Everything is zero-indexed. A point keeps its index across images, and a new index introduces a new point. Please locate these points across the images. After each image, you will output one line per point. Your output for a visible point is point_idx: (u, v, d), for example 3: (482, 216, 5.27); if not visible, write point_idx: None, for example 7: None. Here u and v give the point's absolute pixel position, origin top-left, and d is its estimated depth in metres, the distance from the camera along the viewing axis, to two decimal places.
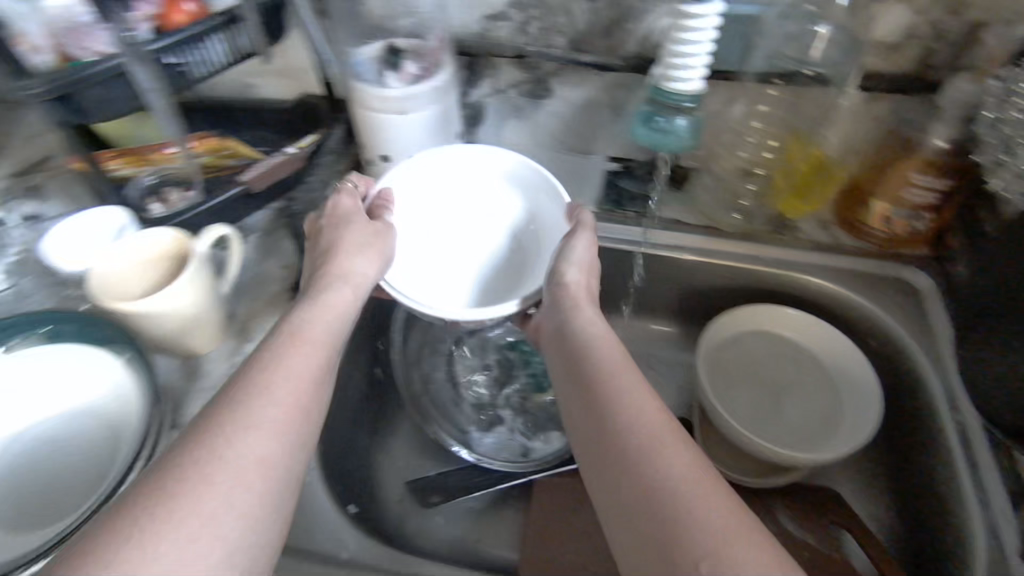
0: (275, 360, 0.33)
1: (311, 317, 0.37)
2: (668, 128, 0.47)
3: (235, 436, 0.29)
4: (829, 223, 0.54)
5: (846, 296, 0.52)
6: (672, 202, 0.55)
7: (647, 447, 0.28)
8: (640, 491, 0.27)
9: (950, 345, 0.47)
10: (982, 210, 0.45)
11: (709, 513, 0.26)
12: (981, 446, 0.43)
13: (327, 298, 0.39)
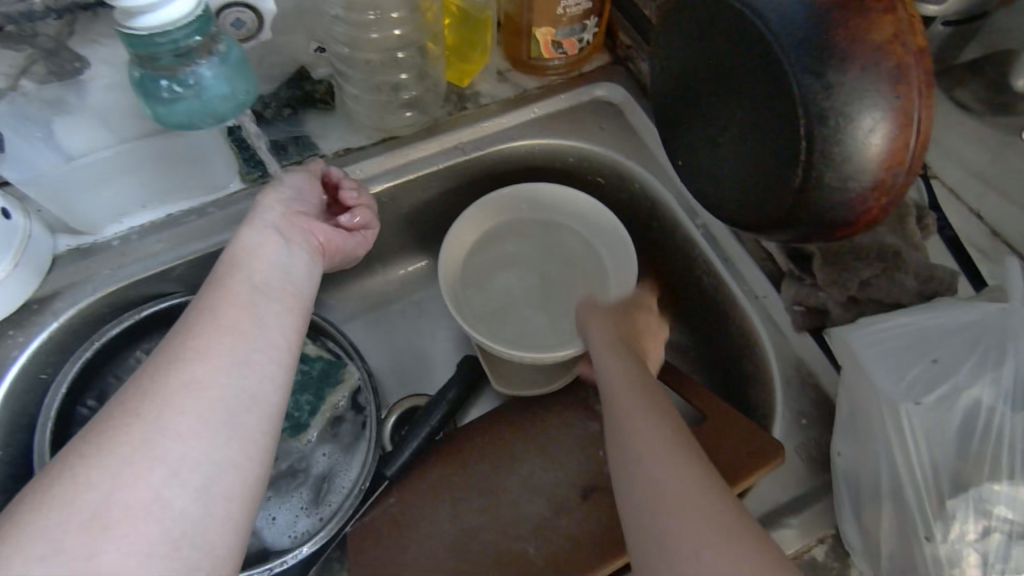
0: (169, 383, 0.39)
1: (211, 331, 0.42)
2: (185, 93, 0.46)
3: (107, 460, 0.35)
4: (504, 71, 0.72)
5: (556, 142, 0.70)
6: (327, 123, 0.68)
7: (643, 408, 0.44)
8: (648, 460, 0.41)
9: (656, 151, 0.69)
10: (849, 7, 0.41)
11: (652, 467, 0.40)
12: (726, 243, 0.63)
13: (231, 294, 0.45)
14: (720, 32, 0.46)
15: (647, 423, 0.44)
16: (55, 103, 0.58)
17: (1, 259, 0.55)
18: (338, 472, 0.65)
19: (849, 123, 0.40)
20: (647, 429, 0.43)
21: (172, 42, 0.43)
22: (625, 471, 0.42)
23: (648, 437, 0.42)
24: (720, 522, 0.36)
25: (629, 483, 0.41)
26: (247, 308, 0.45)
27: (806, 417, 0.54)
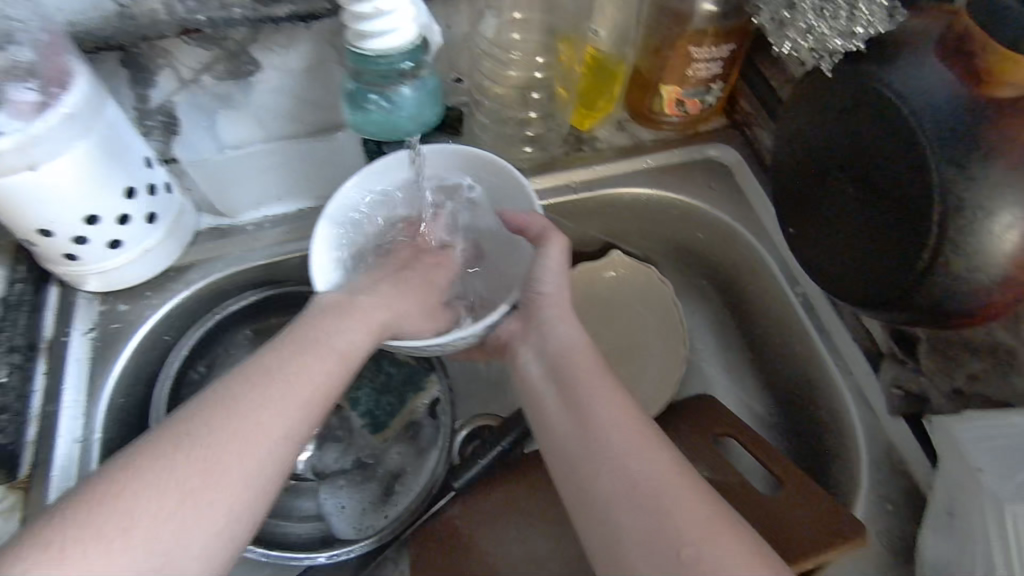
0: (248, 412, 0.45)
1: (267, 404, 0.45)
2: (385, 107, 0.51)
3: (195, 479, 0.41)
4: (623, 121, 0.75)
5: (665, 194, 0.73)
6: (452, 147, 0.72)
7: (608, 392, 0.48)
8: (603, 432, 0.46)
9: (761, 214, 0.71)
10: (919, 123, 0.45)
11: (624, 449, 0.45)
12: (825, 314, 0.63)
13: (297, 364, 0.48)
14: (861, 110, 0.48)
15: (598, 401, 0.48)
16: (224, 98, 0.63)
17: (157, 226, 0.60)
18: (409, 472, 0.68)
19: (987, 214, 0.42)
20: (610, 412, 0.47)
21: (390, 64, 0.48)
22: (575, 445, 0.46)
23: (619, 424, 0.46)
24: (692, 499, 0.42)
25: (586, 463, 0.45)
26: (313, 379, 0.48)
27: (891, 501, 0.54)
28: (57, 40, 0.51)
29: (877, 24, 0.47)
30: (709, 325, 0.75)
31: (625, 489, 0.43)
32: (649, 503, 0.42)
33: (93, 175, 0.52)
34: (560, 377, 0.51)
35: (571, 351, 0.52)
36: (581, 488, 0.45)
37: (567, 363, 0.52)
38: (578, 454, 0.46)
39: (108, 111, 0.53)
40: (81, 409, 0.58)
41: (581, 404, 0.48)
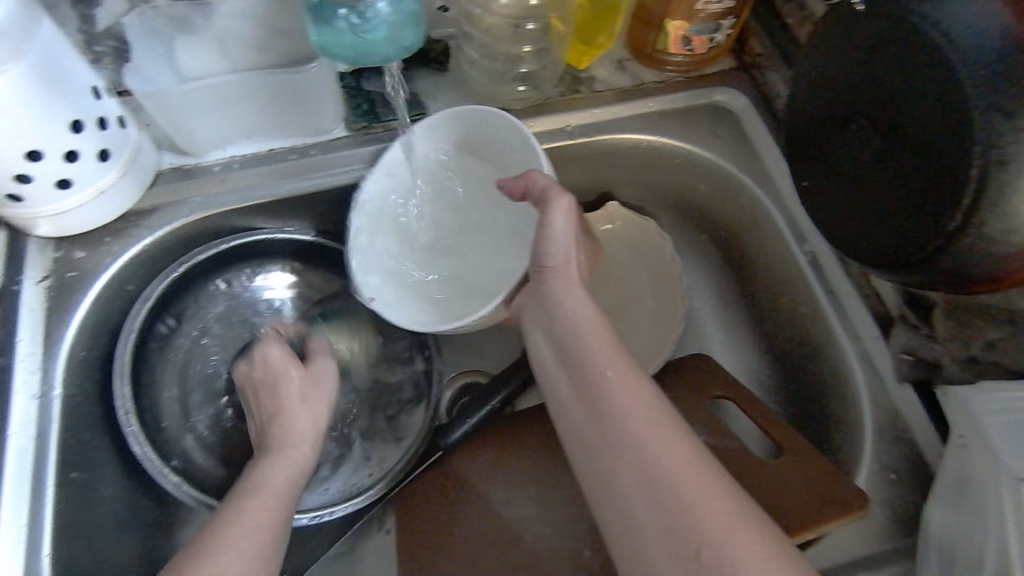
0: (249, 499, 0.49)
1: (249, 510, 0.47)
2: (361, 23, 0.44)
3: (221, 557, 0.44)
4: (624, 60, 0.69)
5: (667, 140, 0.67)
6: (439, 86, 0.66)
7: (610, 359, 0.46)
8: (604, 410, 0.44)
9: (769, 162, 0.66)
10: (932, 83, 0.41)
11: (634, 428, 0.42)
12: (833, 271, 0.60)
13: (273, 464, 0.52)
14: (895, 51, 0.43)
15: (609, 386, 0.44)
16: (182, 21, 0.58)
17: (112, 164, 0.55)
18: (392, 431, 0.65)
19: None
20: (623, 397, 0.44)
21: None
22: (587, 436, 0.44)
23: (633, 412, 0.43)
24: (712, 494, 0.39)
25: (599, 457, 0.43)
26: (284, 489, 0.51)
27: (895, 471, 0.52)
28: None
29: None
30: (709, 282, 0.71)
31: (638, 487, 0.41)
32: (655, 482, 0.40)
33: (29, 104, 0.46)
34: (568, 356, 0.48)
35: (579, 326, 0.48)
36: (599, 481, 0.43)
37: (574, 341, 0.48)
38: (592, 447, 0.44)
39: (43, 31, 0.46)
40: (38, 363, 0.54)
41: (592, 391, 0.45)
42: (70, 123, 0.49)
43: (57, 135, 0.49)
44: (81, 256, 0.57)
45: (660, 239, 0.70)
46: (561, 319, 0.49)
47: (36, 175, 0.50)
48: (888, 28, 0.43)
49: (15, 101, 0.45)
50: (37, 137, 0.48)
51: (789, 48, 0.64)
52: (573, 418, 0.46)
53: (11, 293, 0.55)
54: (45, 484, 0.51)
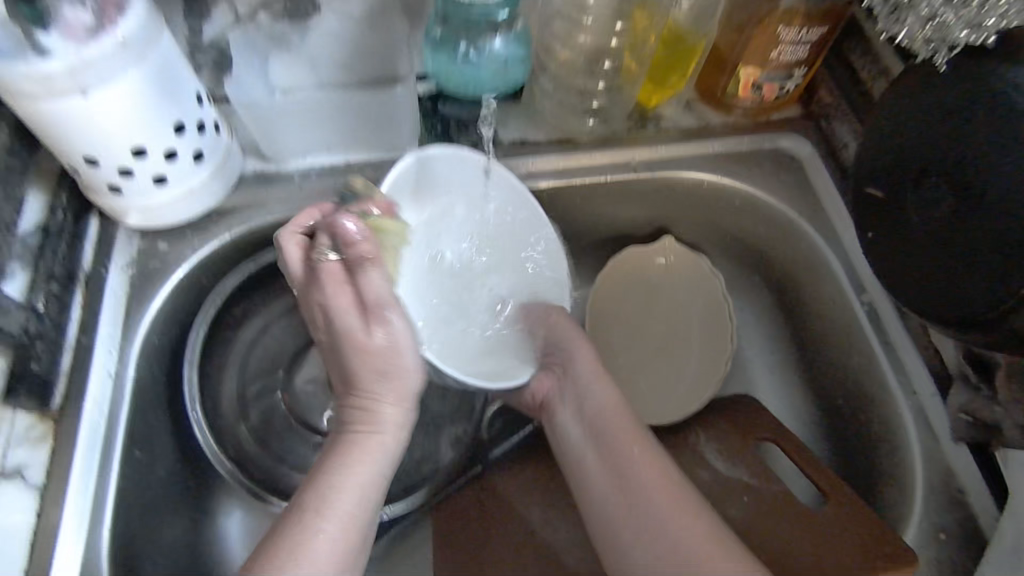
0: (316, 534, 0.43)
1: (323, 532, 0.43)
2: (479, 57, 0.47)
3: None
4: (691, 100, 0.71)
5: (728, 181, 0.69)
6: (509, 113, 0.69)
7: (624, 441, 0.53)
8: (626, 485, 0.50)
9: (829, 211, 0.66)
10: (1013, 154, 0.41)
11: (650, 496, 0.49)
12: (889, 323, 0.60)
13: (357, 469, 0.46)
14: (977, 114, 0.43)
15: (636, 467, 0.51)
16: (279, 40, 0.61)
17: (204, 166, 0.58)
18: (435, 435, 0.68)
19: None
20: (650, 476, 0.50)
21: (485, 11, 0.45)
22: (611, 509, 0.50)
23: (657, 493, 0.49)
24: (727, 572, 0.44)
25: (622, 524, 0.49)
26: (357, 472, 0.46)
27: (944, 533, 0.51)
28: None
29: (1008, 15, 0.42)
30: (759, 325, 0.72)
31: (659, 557, 0.47)
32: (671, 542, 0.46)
33: (145, 106, 0.50)
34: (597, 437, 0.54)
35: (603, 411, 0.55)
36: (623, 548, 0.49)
37: (600, 423, 0.55)
38: (613, 511, 0.50)
39: (163, 40, 0.50)
40: (116, 344, 0.57)
41: (614, 460, 0.52)
42: (176, 126, 0.53)
43: (164, 136, 0.52)
44: (165, 248, 0.61)
45: (713, 279, 0.71)
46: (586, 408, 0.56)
47: (139, 170, 0.53)
48: (969, 92, 0.44)
49: (133, 102, 0.49)
50: (147, 136, 0.51)
51: (858, 99, 0.65)
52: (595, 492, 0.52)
53: (99, 277, 0.58)
54: (113, 459, 0.53)
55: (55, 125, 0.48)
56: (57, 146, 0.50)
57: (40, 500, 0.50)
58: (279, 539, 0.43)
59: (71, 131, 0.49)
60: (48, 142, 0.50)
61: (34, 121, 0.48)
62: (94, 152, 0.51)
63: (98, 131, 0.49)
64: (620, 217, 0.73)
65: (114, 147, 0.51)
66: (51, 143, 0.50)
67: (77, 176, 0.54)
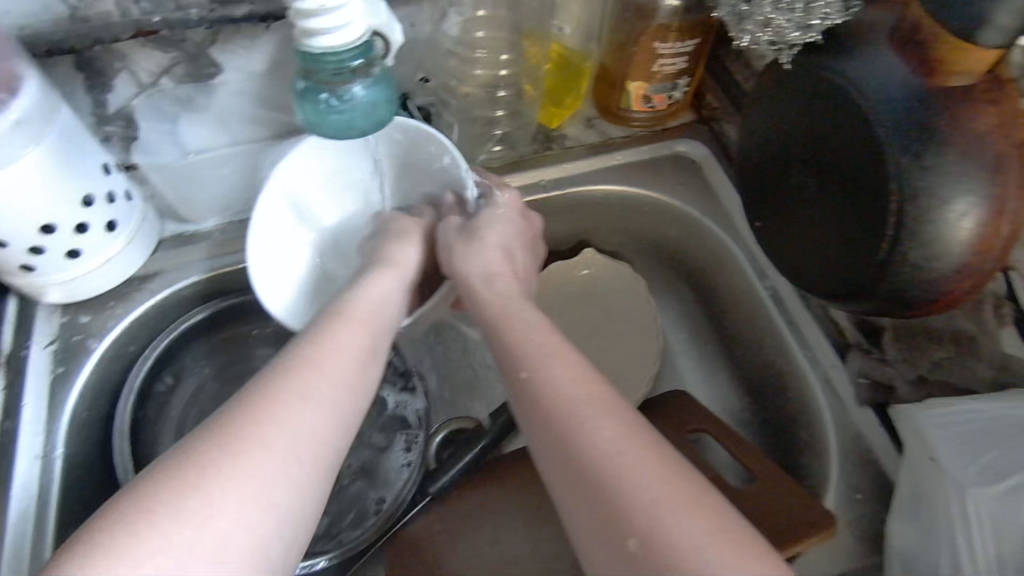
0: (258, 416, 0.39)
1: (282, 423, 0.40)
2: (343, 104, 0.47)
3: (230, 459, 0.37)
4: (591, 118, 0.75)
5: (633, 188, 0.73)
6: None
7: (543, 359, 0.44)
8: (550, 409, 0.41)
9: (728, 205, 0.71)
10: (854, 136, 0.46)
11: (582, 422, 0.40)
12: (791, 300, 0.64)
13: (318, 380, 0.43)
14: (822, 103, 0.48)
15: (579, 413, 0.40)
16: (186, 101, 0.63)
17: (119, 233, 0.59)
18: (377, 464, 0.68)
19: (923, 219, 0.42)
20: (628, 463, 0.37)
21: (339, 61, 0.45)
22: (542, 435, 0.42)
23: (648, 475, 0.37)
24: (757, 574, 0.34)
25: (601, 545, 0.37)
26: (329, 402, 0.42)
27: (861, 492, 0.55)
28: (2, 43, 0.50)
29: (833, 14, 0.46)
30: (683, 319, 0.76)
31: (590, 489, 0.38)
32: (599, 473, 0.38)
33: (49, 184, 0.51)
34: (554, 429, 0.41)
35: (517, 326, 0.49)
36: (593, 554, 0.38)
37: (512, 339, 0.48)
38: (597, 531, 0.37)
39: (61, 118, 0.52)
40: (43, 425, 0.56)
41: (534, 385, 0.43)
42: (84, 198, 0.54)
43: (71, 208, 0.53)
44: (90, 317, 0.61)
45: (633, 281, 0.75)
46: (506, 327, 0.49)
47: (53, 244, 0.54)
48: (813, 82, 0.48)
49: (34, 180, 0.50)
50: (53, 211, 0.52)
51: (740, 99, 0.70)
52: (531, 421, 0.43)
53: (22, 356, 0.58)
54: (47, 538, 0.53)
55: None
56: None
57: None
58: (222, 422, 0.39)
59: None
60: None
61: None
62: (2, 233, 0.51)
63: (1, 211, 0.50)
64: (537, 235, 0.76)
65: (21, 227, 0.52)
66: None
67: None
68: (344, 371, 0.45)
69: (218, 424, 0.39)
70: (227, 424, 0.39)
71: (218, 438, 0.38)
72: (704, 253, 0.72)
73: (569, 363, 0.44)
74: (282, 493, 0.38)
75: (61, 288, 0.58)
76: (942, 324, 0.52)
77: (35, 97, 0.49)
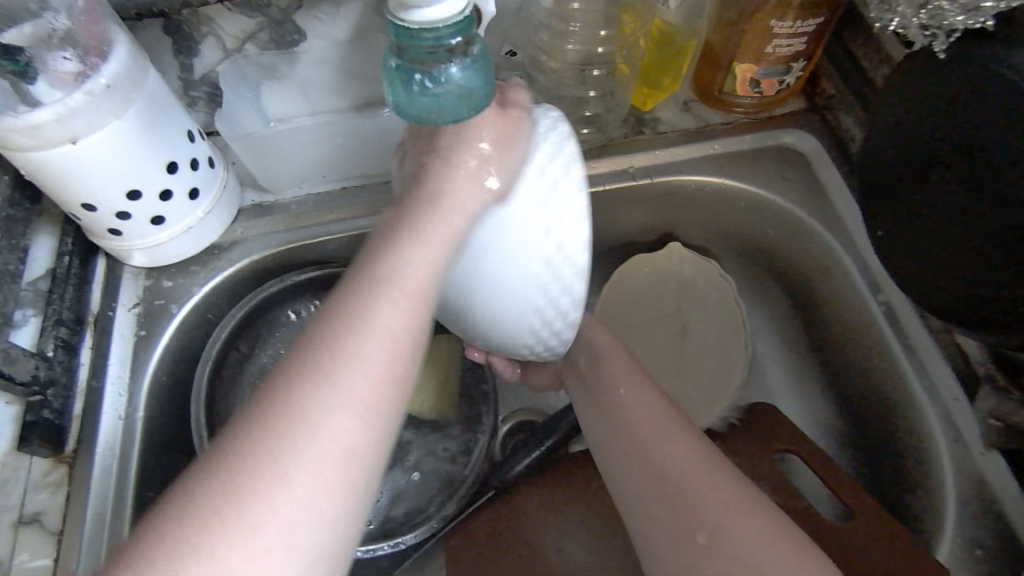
0: (296, 416, 0.35)
1: (321, 408, 0.36)
2: (437, 87, 0.44)
3: (282, 470, 0.34)
4: (689, 101, 0.69)
5: (733, 180, 0.66)
6: None
7: (615, 382, 0.52)
8: (624, 423, 0.49)
9: (840, 205, 0.64)
10: None
11: (648, 435, 0.48)
12: (906, 318, 0.57)
13: (352, 352, 0.37)
14: (985, 100, 0.41)
15: (639, 425, 0.49)
16: (269, 69, 0.62)
17: (200, 201, 0.59)
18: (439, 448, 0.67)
19: None
20: (693, 472, 0.44)
21: (436, 39, 0.41)
22: (608, 444, 0.50)
23: (686, 465, 0.45)
24: (788, 556, 0.39)
25: (664, 535, 0.43)
26: (365, 374, 0.37)
27: (980, 546, 0.48)
28: (96, 6, 0.49)
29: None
30: (775, 327, 0.69)
31: (648, 484, 0.45)
32: (655, 470, 0.46)
33: (135, 150, 0.50)
34: (624, 438, 0.49)
35: (595, 353, 0.56)
36: (647, 541, 0.44)
37: (602, 361, 0.55)
38: (667, 517, 0.43)
39: (150, 85, 0.51)
40: (125, 386, 0.57)
41: (608, 406, 0.52)
42: (168, 166, 0.54)
43: (156, 176, 0.53)
44: (171, 284, 0.62)
45: (724, 282, 0.69)
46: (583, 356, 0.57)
47: (137, 211, 0.54)
48: (974, 75, 0.41)
49: (120, 147, 0.49)
50: (138, 178, 0.52)
51: (865, 87, 0.62)
52: (598, 435, 0.51)
53: (107, 319, 0.59)
54: (126, 502, 0.54)
55: (50, 174, 0.49)
56: (55, 194, 0.51)
57: (56, 546, 0.50)
58: (251, 428, 0.35)
59: (64, 179, 0.49)
60: (47, 190, 0.51)
61: (28, 171, 0.49)
62: (89, 196, 0.51)
63: (90, 177, 0.50)
64: (621, 227, 0.71)
65: (108, 193, 0.52)
66: (49, 191, 0.51)
67: (78, 222, 0.55)
68: (397, 347, 0.39)
69: (241, 433, 0.35)
70: (257, 429, 0.35)
71: (253, 446, 0.34)
72: (809, 257, 0.65)
73: (637, 387, 0.51)
74: (332, 493, 0.35)
75: (144, 254, 0.59)
76: None
77: (130, 65, 0.49)
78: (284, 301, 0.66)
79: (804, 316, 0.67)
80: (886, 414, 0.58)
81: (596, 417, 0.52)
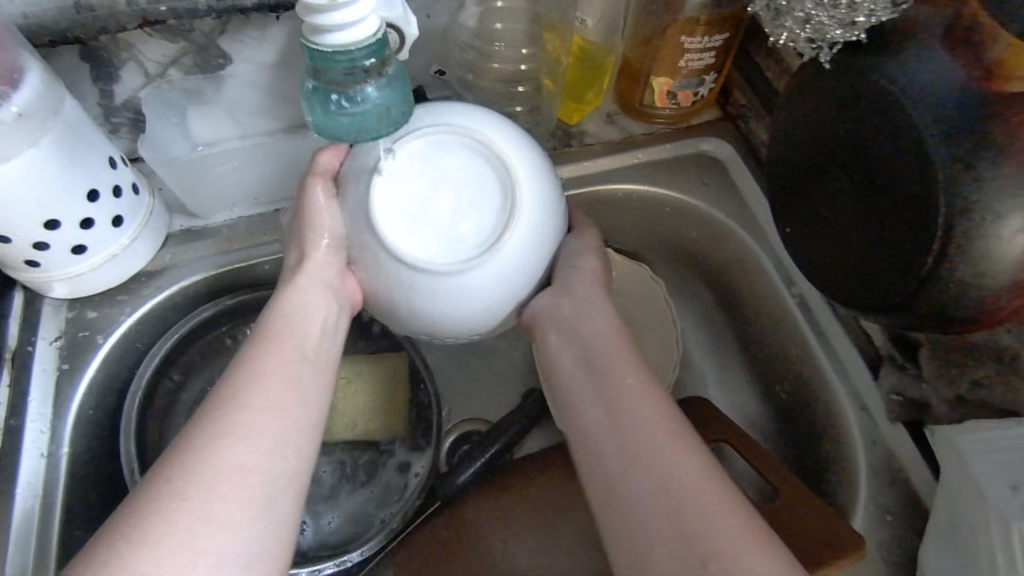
0: (223, 425, 0.42)
1: (256, 427, 0.43)
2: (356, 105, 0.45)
3: (221, 474, 0.40)
4: (613, 113, 0.72)
5: (655, 186, 0.70)
6: None
7: (619, 373, 0.47)
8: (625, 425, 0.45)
9: (754, 206, 0.68)
10: (900, 140, 0.42)
11: (654, 442, 0.43)
12: (816, 307, 0.61)
13: (267, 382, 0.46)
14: (863, 106, 0.45)
15: (640, 431, 0.44)
16: (195, 93, 0.62)
17: (125, 229, 0.58)
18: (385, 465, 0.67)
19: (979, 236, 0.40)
20: (693, 485, 0.41)
21: (351, 60, 0.43)
22: (604, 439, 0.45)
23: (691, 483, 0.41)
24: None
25: (660, 551, 0.40)
26: (286, 407, 0.45)
27: (891, 514, 0.53)
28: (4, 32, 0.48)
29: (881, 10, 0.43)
30: (705, 324, 0.73)
31: (651, 495, 0.41)
32: (663, 481, 0.42)
33: (52, 179, 0.49)
34: (621, 443, 0.44)
35: (592, 336, 0.50)
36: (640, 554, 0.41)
37: (596, 348, 0.49)
38: (670, 539, 0.40)
39: (67, 113, 0.50)
40: (47, 422, 0.55)
41: (609, 395, 0.47)
42: (89, 194, 0.52)
43: (77, 204, 0.52)
44: (95, 314, 0.60)
45: (655, 284, 0.72)
46: (581, 334, 0.51)
47: (57, 241, 0.53)
48: (851, 81, 0.46)
49: (36, 175, 0.48)
50: (58, 207, 0.51)
51: (770, 95, 0.67)
52: (590, 439, 0.46)
53: (26, 354, 0.57)
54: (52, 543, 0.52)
55: None
56: None
57: None
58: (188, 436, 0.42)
59: None
60: None
61: None
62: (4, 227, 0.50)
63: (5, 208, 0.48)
64: None
65: (25, 224, 0.50)
66: None
67: None
68: (299, 382, 0.47)
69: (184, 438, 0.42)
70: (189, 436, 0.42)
71: (184, 447, 0.41)
72: (730, 256, 0.69)
73: (641, 387, 0.47)
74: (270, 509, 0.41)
75: (65, 284, 0.57)
76: (987, 347, 0.50)
77: (41, 91, 0.48)
78: (217, 324, 0.66)
79: (729, 311, 0.70)
80: (806, 399, 0.61)
81: (587, 413, 0.47)
